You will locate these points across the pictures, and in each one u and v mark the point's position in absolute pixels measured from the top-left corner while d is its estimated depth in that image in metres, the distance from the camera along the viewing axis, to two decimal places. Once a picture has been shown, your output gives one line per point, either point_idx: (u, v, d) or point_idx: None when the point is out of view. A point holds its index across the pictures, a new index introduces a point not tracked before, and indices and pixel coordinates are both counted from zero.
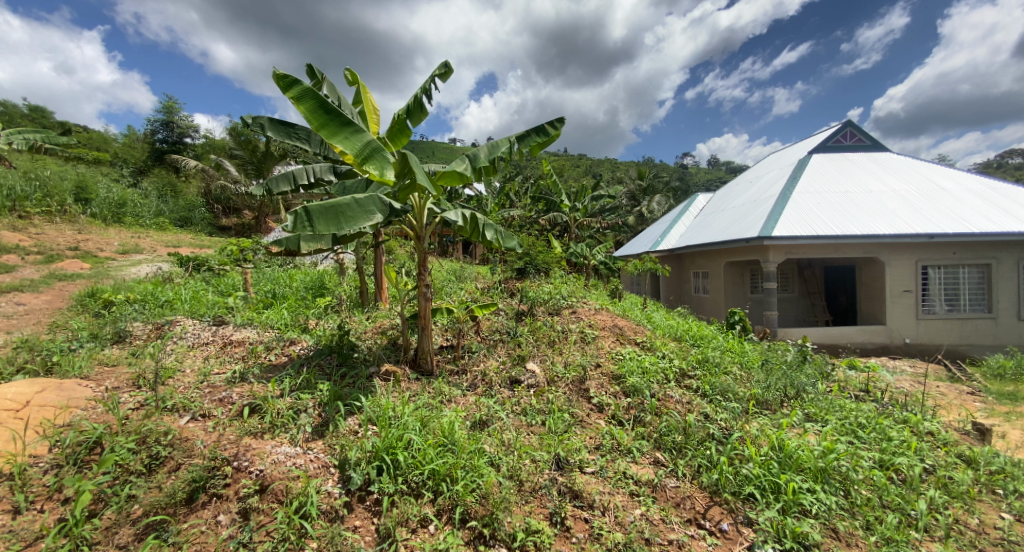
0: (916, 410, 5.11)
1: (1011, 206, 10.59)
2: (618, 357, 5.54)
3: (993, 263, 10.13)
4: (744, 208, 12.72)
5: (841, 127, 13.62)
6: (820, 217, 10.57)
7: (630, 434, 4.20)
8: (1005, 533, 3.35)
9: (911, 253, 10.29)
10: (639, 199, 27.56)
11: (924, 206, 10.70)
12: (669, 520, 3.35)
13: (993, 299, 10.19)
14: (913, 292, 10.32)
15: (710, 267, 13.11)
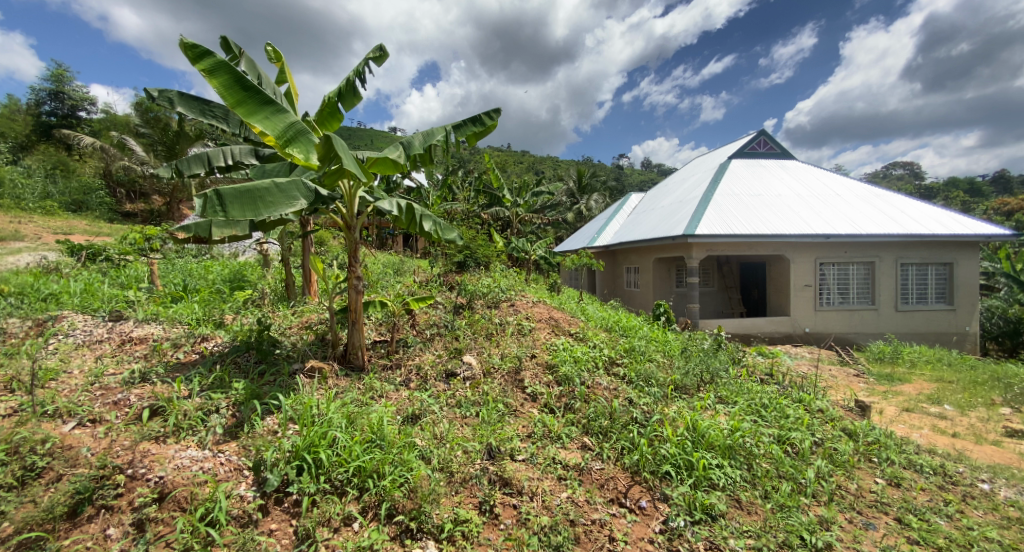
0: (810, 391, 5.70)
1: (892, 210, 12.00)
2: (552, 346, 5.67)
3: (876, 261, 11.44)
4: (672, 208, 13.42)
5: (757, 134, 14.75)
6: (737, 217, 11.40)
7: (560, 421, 4.32)
8: (877, 495, 3.81)
9: (812, 252, 11.37)
10: (576, 197, 28.29)
11: (824, 209, 11.85)
12: (592, 502, 3.49)
13: (876, 293, 11.52)
14: (812, 286, 11.41)
15: (641, 263, 13.73)
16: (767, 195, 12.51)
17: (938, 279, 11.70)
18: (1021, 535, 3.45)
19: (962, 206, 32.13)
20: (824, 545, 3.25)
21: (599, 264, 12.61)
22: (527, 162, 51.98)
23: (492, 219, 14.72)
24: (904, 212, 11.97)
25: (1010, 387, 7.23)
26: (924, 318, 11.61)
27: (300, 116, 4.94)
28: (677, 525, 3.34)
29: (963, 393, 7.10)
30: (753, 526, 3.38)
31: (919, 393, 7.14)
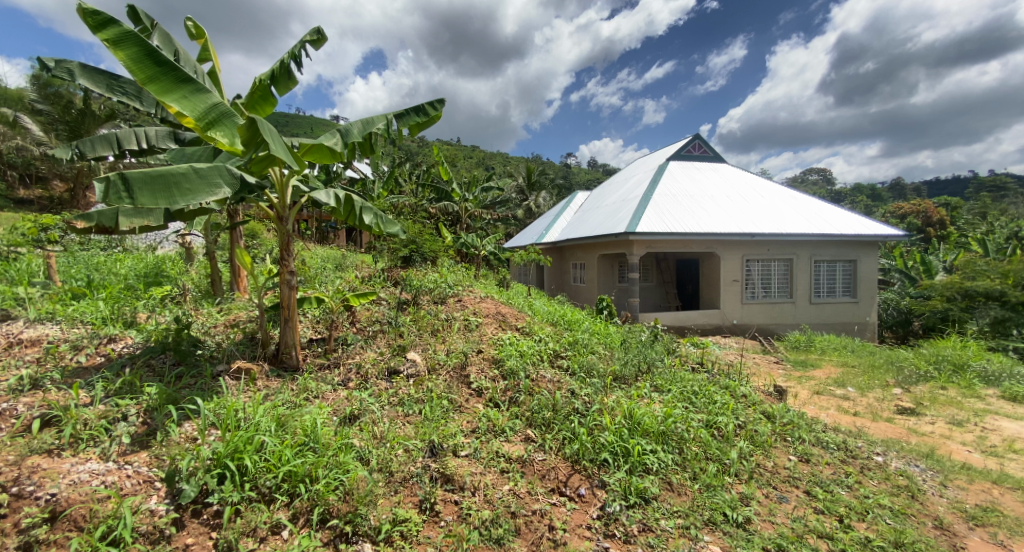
0: (735, 377, 6.10)
1: (808, 212, 13.06)
2: (497, 341, 5.66)
3: (794, 258, 12.40)
4: (614, 206, 13.84)
5: (692, 137, 15.51)
6: (673, 216, 11.95)
7: (504, 415, 4.34)
8: (790, 471, 4.15)
9: (740, 249, 12.13)
10: (525, 193, 28.56)
11: (750, 210, 12.70)
12: (534, 492, 3.52)
13: (794, 287, 12.50)
14: (740, 281, 12.20)
15: (587, 259, 14.06)
16: (700, 195, 13.21)
17: (846, 275, 12.87)
18: (908, 500, 3.83)
19: (868, 210, 35.62)
20: (745, 520, 3.47)
21: (546, 260, 12.78)
22: (474, 157, 51.75)
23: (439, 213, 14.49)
24: (817, 214, 13.07)
25: (902, 370, 8.11)
26: (834, 309, 12.74)
27: (226, 99, 4.59)
28: (613, 510, 3.44)
29: (865, 376, 7.86)
30: (683, 507, 3.55)
31: (828, 377, 7.84)
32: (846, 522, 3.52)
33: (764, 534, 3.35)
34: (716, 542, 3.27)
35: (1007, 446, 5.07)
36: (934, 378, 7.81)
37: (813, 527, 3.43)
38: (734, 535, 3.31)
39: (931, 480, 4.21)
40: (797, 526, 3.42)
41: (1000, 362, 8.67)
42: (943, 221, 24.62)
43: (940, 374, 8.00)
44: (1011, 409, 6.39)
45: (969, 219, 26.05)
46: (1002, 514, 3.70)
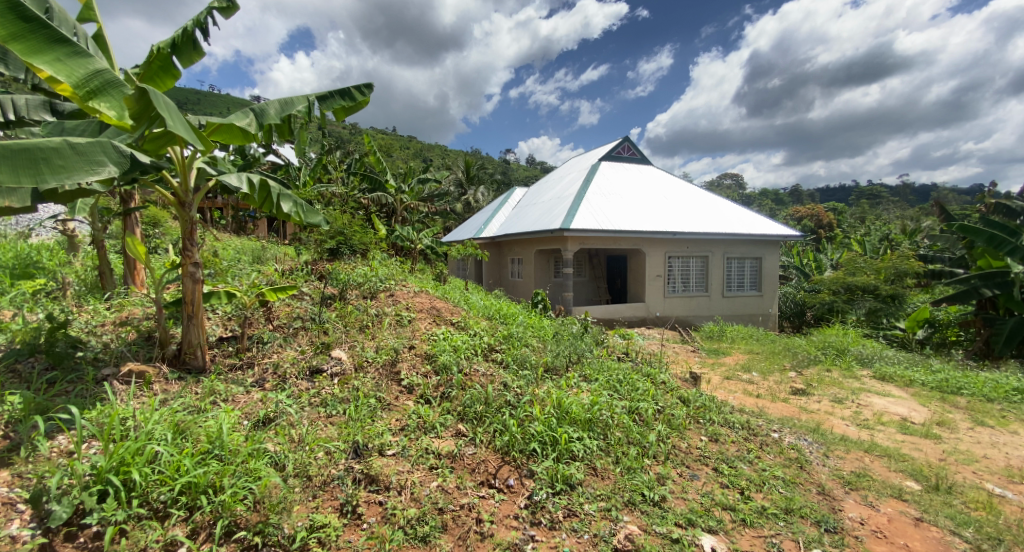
0: (657, 365, 6.47)
1: (722, 214, 14.10)
2: (429, 336, 5.54)
3: (710, 255, 13.33)
4: (551, 202, 14.11)
5: (622, 139, 16.16)
6: (603, 214, 12.37)
7: (435, 411, 4.26)
8: (701, 450, 4.45)
9: (663, 247, 12.84)
10: (464, 187, 28.48)
11: (671, 209, 13.48)
12: (462, 486, 3.48)
13: (709, 281, 13.44)
14: (662, 276, 12.90)
15: (524, 254, 14.20)
16: (626, 194, 13.81)
17: (753, 271, 14.06)
18: (797, 471, 4.26)
19: (772, 213, 39.21)
20: (661, 498, 3.66)
21: (483, 255, 12.74)
22: (407, 148, 50.59)
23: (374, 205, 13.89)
24: (728, 215, 14.15)
25: (797, 356, 9.02)
26: (743, 302, 13.87)
27: (115, 69, 4.07)
28: (540, 498, 3.48)
29: (768, 362, 8.63)
30: (606, 490, 3.68)
31: (737, 363, 8.54)
32: (746, 494, 3.83)
33: (677, 510, 3.54)
34: (635, 522, 3.41)
35: (877, 419, 5.80)
36: (823, 362, 8.75)
37: (718, 500, 3.69)
38: (651, 513, 3.47)
39: (817, 452, 4.70)
40: (706, 501, 3.67)
41: (873, 347, 9.92)
42: (831, 223, 27.71)
43: (827, 358, 8.97)
44: (881, 388, 7.32)
45: (852, 222, 29.53)
46: (872, 478, 4.21)
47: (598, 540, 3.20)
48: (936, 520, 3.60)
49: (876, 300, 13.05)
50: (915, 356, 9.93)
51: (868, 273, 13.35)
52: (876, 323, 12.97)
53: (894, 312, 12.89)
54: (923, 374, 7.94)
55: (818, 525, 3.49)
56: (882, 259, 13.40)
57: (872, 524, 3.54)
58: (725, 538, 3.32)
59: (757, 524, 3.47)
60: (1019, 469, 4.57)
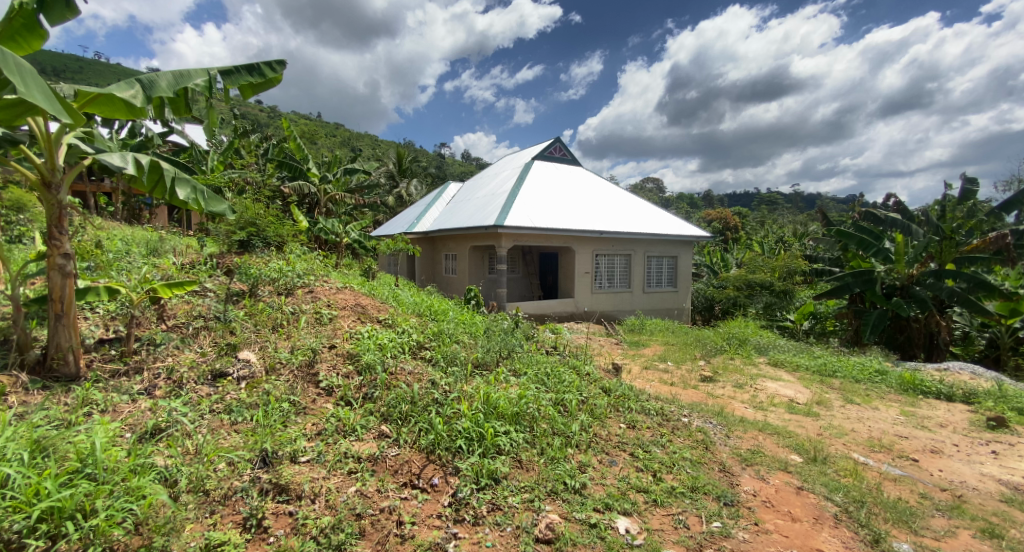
0: (582, 358, 6.67)
1: (644, 215, 14.85)
2: (352, 334, 5.28)
3: (632, 253, 14.00)
4: (486, 199, 14.09)
5: (553, 140, 16.48)
6: (535, 211, 12.54)
7: (357, 412, 4.07)
8: (620, 437, 4.64)
9: (591, 245, 13.28)
10: (396, 179, 27.81)
11: (597, 209, 13.97)
12: (383, 489, 3.35)
13: (632, 278, 14.11)
14: (590, 273, 13.34)
15: (458, 250, 14.05)
16: (555, 193, 14.10)
17: (670, 269, 14.97)
18: (702, 451, 4.58)
19: (689, 215, 41.97)
20: (581, 486, 3.76)
21: (414, 250, 12.44)
22: (333, 135, 48.29)
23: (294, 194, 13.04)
24: (649, 216, 14.95)
25: (706, 346, 9.73)
26: (661, 297, 14.72)
27: None
28: (464, 495, 3.43)
29: (682, 352, 9.22)
30: (529, 482, 3.71)
31: (654, 353, 9.05)
32: (658, 476, 4.05)
33: (596, 496, 3.66)
34: (556, 510, 3.47)
35: (771, 401, 6.41)
36: (727, 351, 9.51)
37: (633, 483, 3.87)
38: (572, 501, 3.56)
39: (720, 433, 5.09)
40: (622, 485, 3.83)
41: (769, 337, 10.98)
42: (736, 225, 30.28)
43: (731, 348, 9.76)
44: (774, 373, 8.11)
45: (756, 226, 32.46)
46: (764, 454, 4.63)
47: (520, 532, 3.22)
48: (813, 488, 4.01)
49: (771, 295, 14.45)
50: (803, 344, 11.13)
51: (765, 271, 14.71)
52: (771, 315, 14.42)
53: (783, 304, 14.39)
54: (809, 359, 8.90)
55: (718, 500, 3.77)
56: (776, 258, 14.83)
57: (763, 495, 3.88)
58: (638, 519, 3.48)
59: (666, 503, 3.68)
60: (881, 440, 5.25)
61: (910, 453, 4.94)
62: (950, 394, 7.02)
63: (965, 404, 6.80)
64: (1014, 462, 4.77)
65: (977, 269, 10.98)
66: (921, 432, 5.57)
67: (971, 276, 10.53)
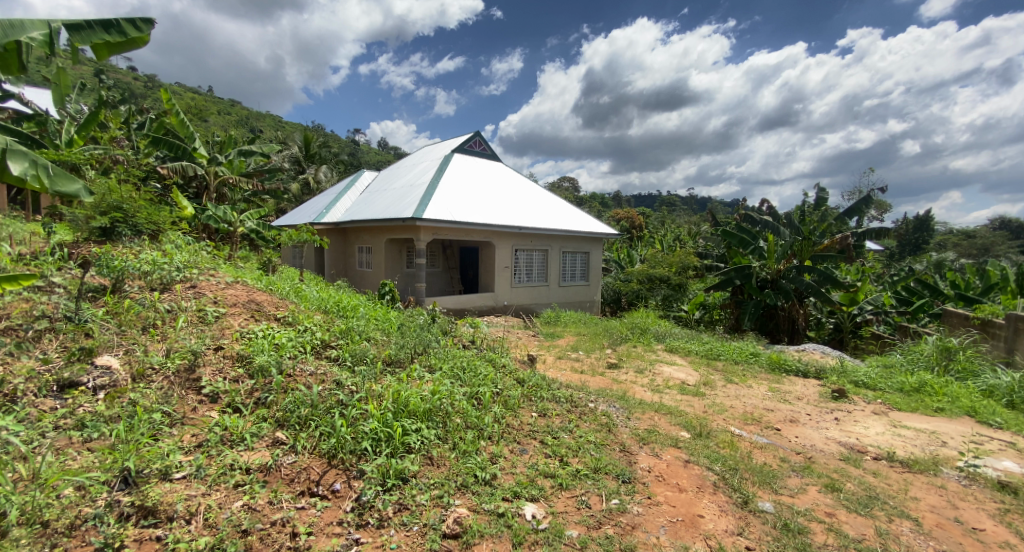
0: (498, 351, 6.73)
1: (558, 211, 15.30)
2: (244, 334, 4.83)
3: (548, 248, 14.40)
4: (404, 190, 13.65)
5: (473, 134, 16.39)
6: (453, 205, 12.38)
7: (247, 419, 3.75)
8: (532, 426, 4.75)
9: (511, 240, 13.43)
10: (303, 165, 26.05)
11: (514, 205, 14.14)
12: (276, 501, 3.12)
13: (548, 272, 14.51)
14: (509, 268, 13.49)
15: (373, 243, 13.46)
16: (478, 188, 14.04)
17: (583, 263, 15.59)
18: (605, 433, 4.84)
19: (599, 212, 44.10)
20: (491, 477, 3.79)
21: (322, 242, 11.68)
22: (228, 113, 43.93)
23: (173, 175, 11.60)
24: (563, 213, 15.45)
25: (613, 336, 10.30)
26: (574, 291, 15.31)
27: None
28: (368, 498, 3.29)
29: (592, 342, 9.68)
30: (439, 478, 3.66)
31: (567, 344, 9.41)
32: (564, 460, 4.22)
33: (505, 485, 3.72)
34: (465, 504, 3.47)
35: (666, 384, 6.97)
36: (631, 340, 10.15)
37: (541, 469, 3.99)
38: (481, 493, 3.57)
39: (622, 416, 5.42)
40: (531, 472, 3.93)
41: (666, 326, 11.91)
42: (640, 224, 32.48)
43: (634, 336, 10.44)
44: (671, 359, 8.83)
45: (658, 225, 34.96)
46: (658, 432, 5.01)
47: (427, 529, 3.17)
48: (698, 461, 4.41)
49: (669, 288, 15.69)
50: (696, 332, 12.22)
51: (664, 266, 15.92)
52: (668, 306, 15.60)
53: (679, 297, 15.64)
54: (698, 345, 9.78)
55: (617, 478, 4.01)
56: (674, 254, 16.08)
57: (656, 470, 4.19)
58: (544, 503, 3.59)
59: (571, 486, 3.84)
60: (753, 414, 5.93)
61: (774, 423, 5.64)
62: (807, 371, 8.12)
63: (819, 379, 7.91)
64: (851, 426, 5.64)
65: (829, 265, 12.79)
66: (784, 405, 6.37)
67: (823, 271, 12.22)
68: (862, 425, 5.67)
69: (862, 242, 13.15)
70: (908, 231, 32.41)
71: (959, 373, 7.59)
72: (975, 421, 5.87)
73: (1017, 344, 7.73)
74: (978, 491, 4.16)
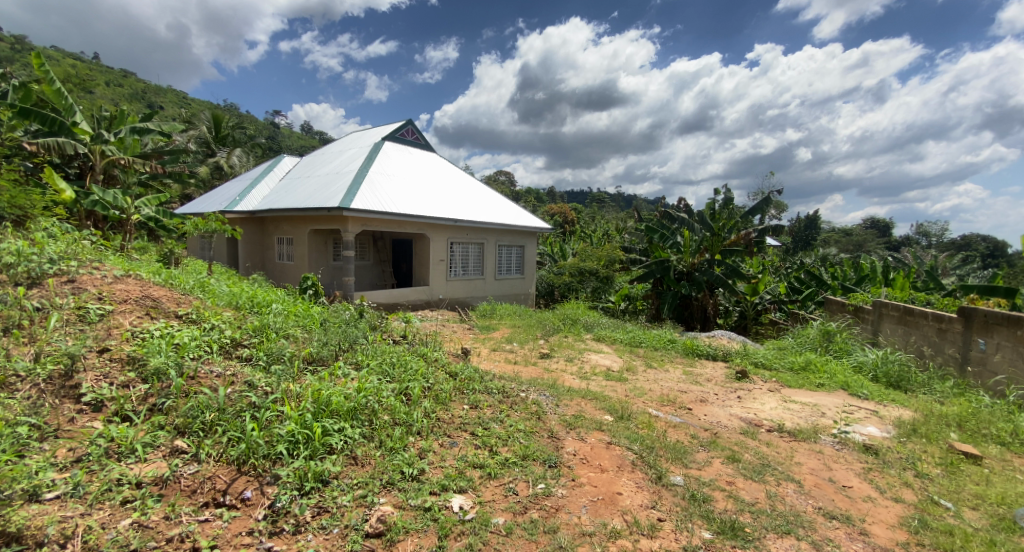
0: (430, 345, 6.64)
1: (492, 205, 15.31)
2: (136, 334, 4.36)
3: (484, 242, 14.36)
4: (328, 178, 12.98)
5: (405, 122, 15.90)
6: (384, 195, 11.99)
7: (139, 428, 3.41)
8: (463, 419, 4.75)
9: (445, 233, 13.24)
10: (212, 147, 23.94)
11: (448, 197, 13.95)
12: (173, 516, 2.87)
13: (483, 265, 14.47)
14: (445, 261, 13.32)
15: (295, 234, 12.69)
16: (410, 179, 13.68)
17: (518, 257, 15.73)
18: (535, 421, 4.96)
19: (533, 206, 44.65)
20: (419, 472, 3.74)
21: (234, 231, 10.82)
22: (122, 86, 39.25)
23: (46, 152, 10.17)
24: (497, 206, 15.48)
25: (545, 327, 10.52)
26: (510, 284, 15.43)
27: None
28: (282, 504, 3.13)
29: (526, 334, 9.82)
30: (363, 477, 3.56)
31: (502, 336, 9.49)
32: (493, 449, 4.26)
33: (433, 479, 3.69)
34: (390, 502, 3.39)
35: (592, 371, 7.27)
36: (562, 330, 10.44)
37: (471, 461, 4.00)
38: (407, 489, 3.51)
39: (551, 403, 5.56)
40: (460, 464, 3.93)
41: (593, 316, 12.39)
42: (570, 219, 33.41)
43: (565, 327, 10.75)
44: (598, 347, 9.21)
45: (586, 219, 36.14)
46: (584, 417, 5.21)
47: (348, 531, 3.06)
48: (619, 442, 4.64)
49: (597, 280, 16.31)
50: (621, 322, 12.82)
51: (593, 259, 16.51)
52: (596, 298, 16.50)
53: (606, 289, 16.54)
54: (623, 334, 10.29)
55: (544, 463, 4.13)
56: (602, 248, 16.71)
57: (581, 453, 4.36)
58: (472, 494, 3.61)
59: (499, 475, 3.88)
60: (669, 396, 6.34)
61: (687, 404, 6.07)
62: (716, 354, 8.83)
63: (727, 361, 8.62)
64: (751, 403, 6.22)
65: (736, 258, 13.94)
66: (696, 387, 6.88)
67: (730, 265, 13.39)
68: (760, 402, 6.27)
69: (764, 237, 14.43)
70: (800, 228, 36.11)
71: (837, 352, 8.64)
72: (849, 393, 6.70)
73: (880, 327, 8.92)
74: (849, 453, 4.75)
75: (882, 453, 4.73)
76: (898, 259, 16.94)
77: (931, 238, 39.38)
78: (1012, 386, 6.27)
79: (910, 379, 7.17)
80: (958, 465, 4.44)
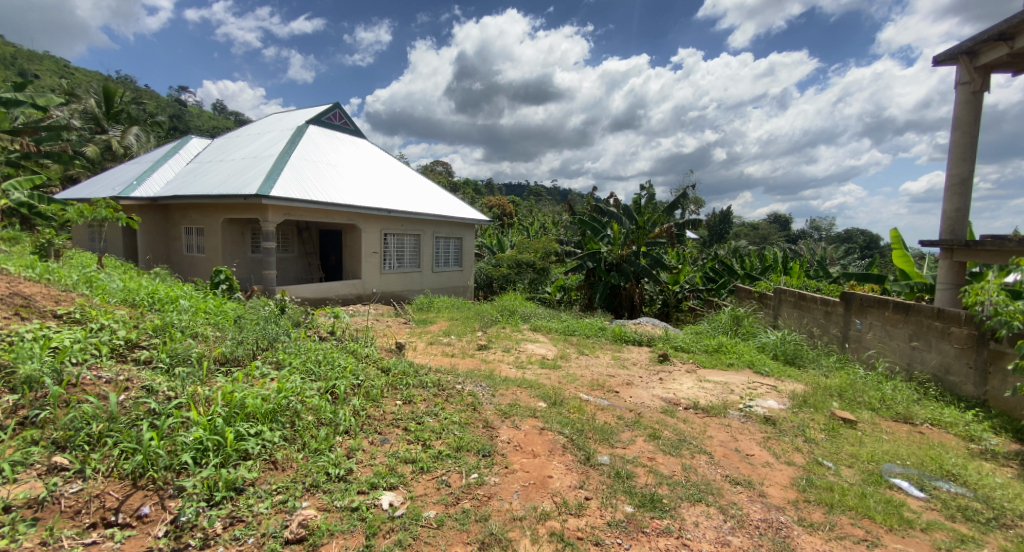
0: (361, 340, 6.42)
1: (426, 196, 14.97)
2: (1, 337, 3.81)
3: (419, 234, 14.03)
4: (242, 163, 12.05)
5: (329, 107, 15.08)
6: (309, 183, 11.34)
7: (6, 444, 3.00)
8: (395, 414, 4.63)
9: (378, 224, 12.77)
10: (103, 124, 21.27)
11: (379, 187, 13.45)
12: (52, 540, 2.56)
13: (419, 258, 14.15)
14: (378, 254, 12.87)
15: (206, 224, 11.67)
16: (337, 167, 13.02)
17: (455, 250, 15.56)
18: (471, 412, 4.96)
19: (469, 198, 44.32)
20: (346, 472, 3.61)
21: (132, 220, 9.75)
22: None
23: None
24: (432, 197, 15.16)
25: (482, 319, 10.51)
26: (448, 277, 15.25)
27: None
28: (188, 518, 2.89)
29: (463, 326, 9.76)
30: (283, 481, 3.37)
31: (439, 329, 9.37)
32: (426, 443, 4.20)
33: (361, 478, 3.57)
34: (313, 505, 3.24)
35: (528, 360, 7.40)
36: (499, 321, 10.50)
37: (402, 456, 3.93)
38: (333, 490, 3.38)
39: (487, 394, 5.58)
40: (391, 461, 3.84)
41: (529, 307, 12.61)
42: (505, 210, 33.47)
43: (502, 318, 10.81)
44: (533, 337, 9.37)
45: (520, 211, 36.49)
46: (519, 406, 5.29)
47: (265, 539, 2.89)
48: (552, 428, 4.76)
49: (534, 272, 16.56)
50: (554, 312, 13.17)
51: (529, 252, 16.70)
52: (533, 288, 16.75)
53: (543, 280, 16.84)
54: (557, 323, 10.57)
55: (477, 453, 4.14)
56: (538, 240, 16.96)
57: (515, 441, 4.42)
58: (402, 490, 3.54)
59: (432, 468, 3.84)
60: (598, 380, 6.60)
61: (614, 387, 6.36)
62: (641, 340, 9.32)
63: (651, 347, 9.13)
64: (670, 384, 6.64)
65: (659, 250, 14.74)
66: (623, 371, 7.22)
67: (655, 256, 14.13)
68: (679, 382, 6.72)
69: (684, 230, 15.35)
70: (715, 222, 38.83)
71: (745, 335, 9.45)
72: (754, 371, 7.38)
73: (779, 311, 9.86)
74: (752, 425, 5.23)
75: (779, 423, 5.25)
76: (796, 251, 18.75)
77: (823, 232, 44.03)
78: (881, 359, 7.21)
79: (803, 355, 8.01)
80: (838, 430, 5.05)
